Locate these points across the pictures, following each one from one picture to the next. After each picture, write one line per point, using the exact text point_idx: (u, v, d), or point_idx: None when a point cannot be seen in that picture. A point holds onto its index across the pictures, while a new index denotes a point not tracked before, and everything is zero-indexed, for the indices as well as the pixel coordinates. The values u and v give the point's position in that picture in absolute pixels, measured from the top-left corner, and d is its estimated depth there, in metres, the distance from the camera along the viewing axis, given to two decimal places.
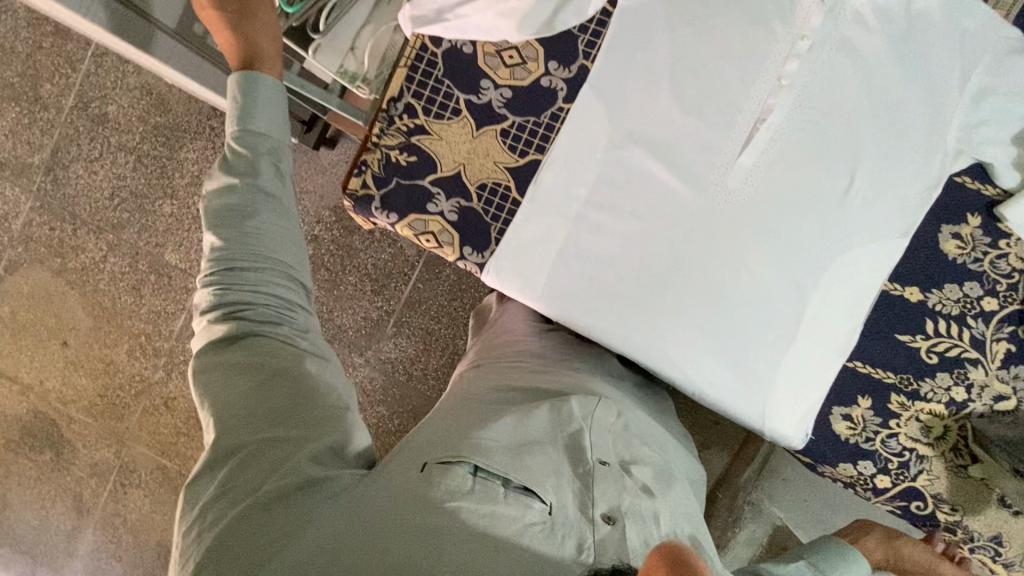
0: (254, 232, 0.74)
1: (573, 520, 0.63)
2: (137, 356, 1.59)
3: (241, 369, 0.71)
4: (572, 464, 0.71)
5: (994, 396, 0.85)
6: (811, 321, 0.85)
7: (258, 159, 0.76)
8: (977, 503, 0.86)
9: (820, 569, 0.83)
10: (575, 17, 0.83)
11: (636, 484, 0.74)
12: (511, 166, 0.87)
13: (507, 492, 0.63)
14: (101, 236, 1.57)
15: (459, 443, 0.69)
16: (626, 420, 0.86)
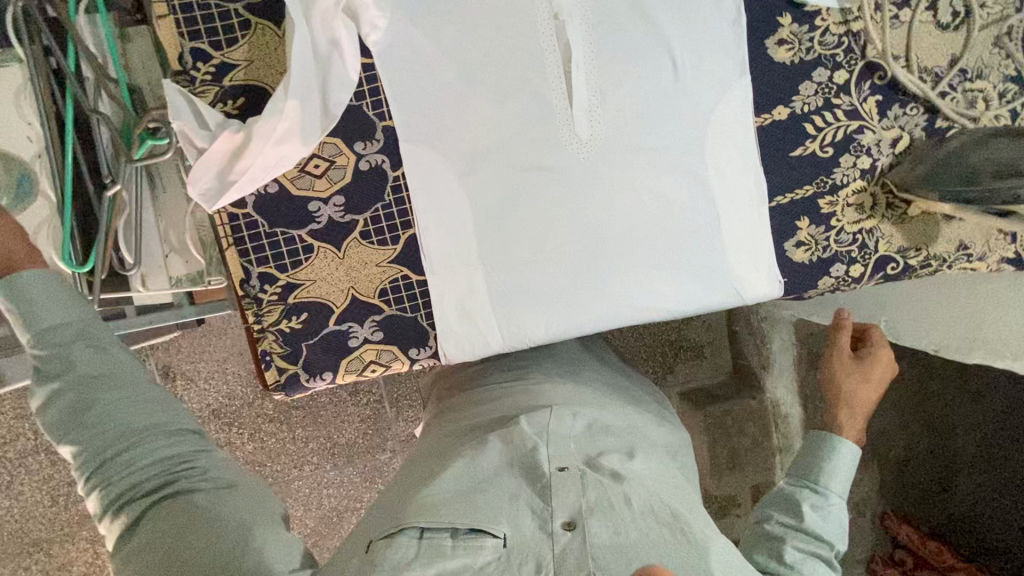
0: (113, 423, 0.64)
1: (530, 540, 0.68)
2: None
3: (155, 546, 0.63)
4: (530, 484, 0.73)
5: (890, 143, 0.90)
6: (722, 194, 0.87)
7: (71, 351, 0.64)
8: (930, 233, 0.94)
9: (798, 477, 0.85)
10: (345, 91, 0.76)
11: (606, 476, 0.73)
12: (393, 257, 0.82)
13: (457, 542, 0.67)
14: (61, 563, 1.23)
15: (405, 510, 0.72)
16: (590, 417, 0.85)
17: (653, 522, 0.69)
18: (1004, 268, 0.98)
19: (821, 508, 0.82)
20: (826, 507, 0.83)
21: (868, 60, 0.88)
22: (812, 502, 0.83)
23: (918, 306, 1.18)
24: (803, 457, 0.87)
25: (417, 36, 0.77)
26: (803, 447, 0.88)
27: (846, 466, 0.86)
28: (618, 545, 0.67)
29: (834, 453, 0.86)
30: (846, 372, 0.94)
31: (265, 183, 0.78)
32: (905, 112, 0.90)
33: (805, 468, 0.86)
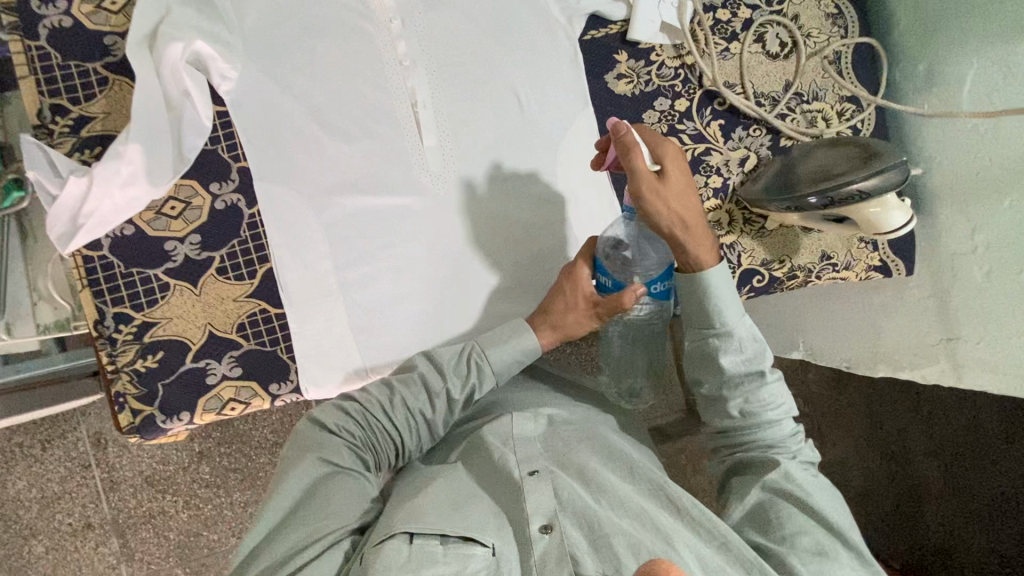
0: (360, 438, 0.76)
1: (519, 551, 0.69)
2: None
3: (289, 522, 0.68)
4: (506, 494, 0.74)
5: (738, 163, 0.96)
6: (578, 218, 0.92)
7: (425, 384, 0.79)
8: (790, 245, 0.98)
9: (696, 333, 0.80)
10: (199, 136, 0.80)
11: (571, 475, 0.76)
12: (250, 292, 0.83)
13: (447, 548, 0.67)
14: None
15: (389, 519, 0.69)
16: (549, 416, 0.87)
17: (629, 520, 0.72)
18: (872, 276, 1.01)
19: (761, 394, 0.77)
20: (763, 376, 0.78)
21: (705, 89, 0.95)
22: (728, 354, 0.78)
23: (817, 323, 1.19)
24: (681, 300, 0.80)
25: (270, 86, 0.83)
26: (692, 354, 0.81)
27: (723, 270, 0.78)
28: (597, 542, 0.70)
29: (705, 284, 0.77)
30: (657, 192, 0.73)
31: (122, 226, 0.81)
32: (749, 133, 0.96)
33: (693, 347, 0.81)
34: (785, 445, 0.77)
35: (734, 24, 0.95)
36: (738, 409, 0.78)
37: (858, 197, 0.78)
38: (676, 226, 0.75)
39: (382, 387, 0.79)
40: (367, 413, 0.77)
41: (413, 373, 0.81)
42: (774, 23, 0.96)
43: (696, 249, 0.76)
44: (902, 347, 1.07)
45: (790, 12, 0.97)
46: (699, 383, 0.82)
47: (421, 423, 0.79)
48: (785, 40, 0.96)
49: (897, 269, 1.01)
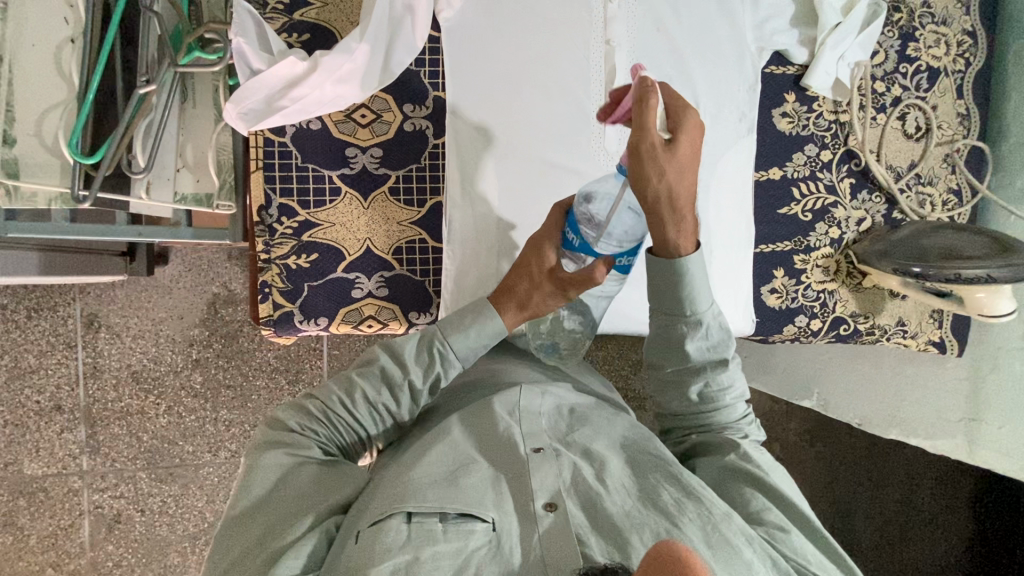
0: (327, 429, 0.75)
1: (520, 531, 0.66)
2: (115, 524, 1.79)
3: (258, 507, 0.68)
4: (507, 466, 0.73)
5: (856, 222, 1.05)
6: (716, 231, 0.97)
7: (383, 381, 0.76)
8: (876, 304, 1.08)
9: (667, 317, 0.78)
10: (407, 54, 0.80)
11: (578, 455, 0.75)
12: (415, 219, 0.84)
13: (446, 526, 0.64)
14: (44, 437, 1.76)
15: (392, 491, 0.67)
16: (557, 395, 0.85)
17: (632, 503, 0.69)
18: (928, 350, 1.14)
19: (718, 378, 0.79)
20: (725, 360, 0.79)
21: (849, 147, 1.03)
22: (695, 339, 0.78)
23: (852, 381, 1.31)
24: (653, 284, 0.77)
25: (484, 28, 0.84)
26: (658, 339, 0.80)
27: (699, 257, 0.75)
28: (597, 518, 0.67)
29: (682, 268, 0.74)
30: (663, 167, 0.66)
31: (309, 119, 0.79)
32: (871, 198, 1.05)
33: (659, 332, 0.79)
34: (737, 426, 0.80)
35: (885, 98, 1.05)
36: (698, 394, 0.79)
37: (985, 280, 0.92)
38: (666, 200, 0.68)
39: (341, 381, 0.77)
40: (328, 411, 0.75)
41: (372, 368, 0.77)
42: (917, 107, 1.06)
43: (676, 232, 0.72)
44: (924, 419, 1.24)
45: (932, 100, 1.07)
46: (659, 368, 0.81)
47: (387, 416, 0.78)
48: (922, 125, 1.06)
49: (952, 347, 1.14)
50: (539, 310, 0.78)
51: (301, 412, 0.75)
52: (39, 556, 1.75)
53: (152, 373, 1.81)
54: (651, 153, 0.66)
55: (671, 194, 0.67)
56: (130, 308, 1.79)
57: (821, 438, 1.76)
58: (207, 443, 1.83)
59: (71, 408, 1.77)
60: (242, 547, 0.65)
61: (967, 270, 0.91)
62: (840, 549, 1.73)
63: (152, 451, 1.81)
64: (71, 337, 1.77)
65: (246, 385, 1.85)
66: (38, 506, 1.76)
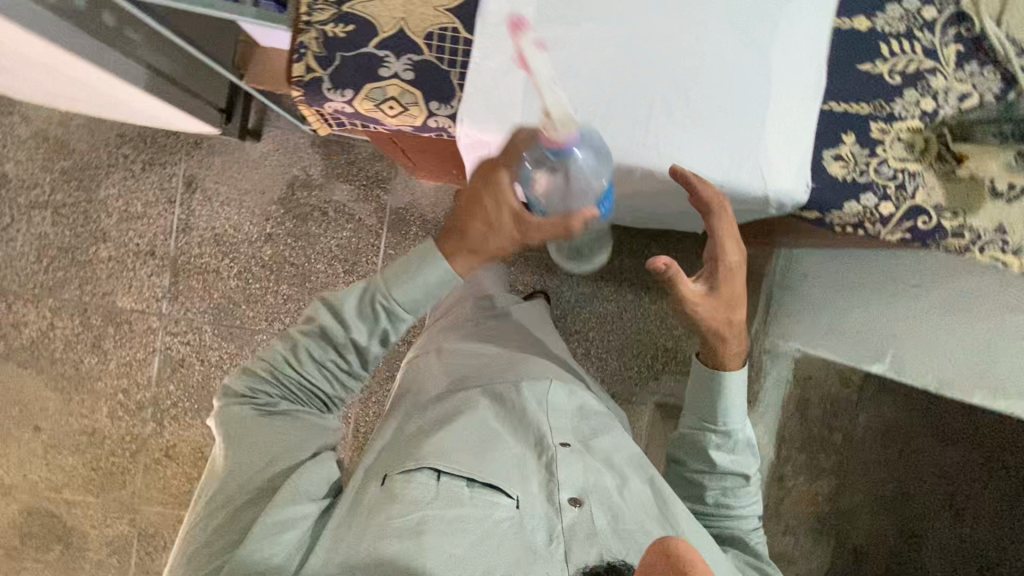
0: (286, 385, 0.90)
1: (540, 515, 0.85)
2: (179, 369, 1.96)
3: (243, 441, 0.85)
4: (538, 454, 0.94)
5: (958, 96, 0.89)
6: (779, 77, 0.87)
7: (320, 348, 0.90)
8: (972, 201, 0.90)
9: (699, 419, 1.00)
10: None
11: (600, 460, 0.97)
12: (451, 7, 0.84)
13: (472, 492, 0.84)
14: (135, 278, 1.98)
15: (422, 450, 0.88)
16: (580, 399, 1.08)
17: (644, 515, 0.90)
18: None
19: (734, 477, 1.00)
20: (746, 476, 0.99)
21: (959, 7, 0.89)
22: (720, 448, 0.99)
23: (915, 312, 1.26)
24: (694, 391, 1.00)
25: None
26: (689, 439, 1.00)
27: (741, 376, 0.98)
28: (620, 531, 0.85)
29: (722, 383, 0.97)
30: (709, 306, 0.90)
31: None
32: (982, 72, 0.89)
33: (691, 435, 1.00)
34: (750, 533, 0.99)
35: None
36: (713, 499, 1.00)
37: None
38: (718, 331, 0.92)
39: (288, 344, 0.91)
40: (276, 372, 0.89)
41: (314, 326, 0.90)
42: None
43: (727, 352, 0.96)
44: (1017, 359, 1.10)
45: None
46: (683, 464, 1.02)
47: (338, 370, 0.91)
48: None
49: None
50: (492, 248, 0.88)
51: (249, 373, 0.90)
52: (112, 382, 1.95)
53: (232, 241, 1.99)
54: (704, 304, 0.90)
55: (723, 329, 0.92)
56: (223, 175, 1.99)
57: (897, 442, 1.70)
58: (264, 312, 1.97)
59: (161, 256, 1.99)
60: (240, 482, 0.82)
61: None
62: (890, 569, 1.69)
63: (219, 310, 1.98)
64: (171, 193, 1.99)
65: (309, 267, 1.98)
66: (122, 336, 1.97)
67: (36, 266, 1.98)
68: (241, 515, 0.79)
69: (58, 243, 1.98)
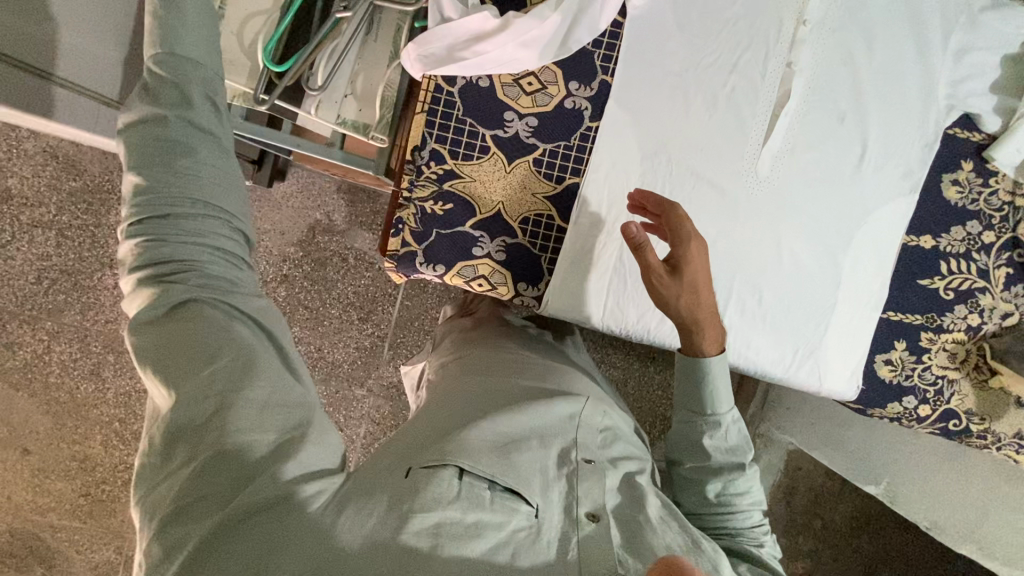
0: (150, 248, 0.57)
1: (559, 528, 0.59)
2: (115, 445, 1.31)
3: (169, 366, 0.54)
4: (558, 461, 0.67)
5: (1001, 315, 0.96)
6: (847, 285, 0.92)
7: (169, 188, 0.57)
8: (999, 409, 0.98)
9: (688, 413, 0.78)
10: (588, 35, 0.81)
11: (621, 478, 0.71)
12: (550, 194, 0.85)
13: (494, 496, 0.58)
14: (37, 325, 1.26)
15: (441, 447, 0.62)
16: (615, 422, 0.81)
17: (672, 536, 0.64)
18: None
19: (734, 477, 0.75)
20: (743, 465, 0.76)
21: (1017, 235, 0.94)
22: (711, 440, 0.76)
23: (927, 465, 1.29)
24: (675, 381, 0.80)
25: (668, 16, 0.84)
26: (677, 434, 0.78)
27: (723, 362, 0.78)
28: (643, 548, 0.61)
29: (703, 370, 0.77)
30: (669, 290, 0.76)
31: (480, 75, 0.82)
32: None
33: (679, 428, 0.78)
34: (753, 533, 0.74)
35: None
36: (714, 495, 0.75)
37: None
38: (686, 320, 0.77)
39: (137, 226, 0.57)
40: (148, 268, 0.57)
41: (146, 180, 0.57)
42: None
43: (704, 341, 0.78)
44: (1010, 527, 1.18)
45: None
46: (677, 464, 0.79)
47: (214, 225, 0.59)
48: None
49: None
50: None
51: (139, 260, 0.57)
52: (111, 410, 1.29)
53: None
54: (658, 280, 0.76)
55: (690, 316, 0.77)
56: None
57: None
58: None
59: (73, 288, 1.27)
60: (199, 453, 0.52)
61: None
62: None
63: None
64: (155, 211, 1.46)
65: (323, 309, 1.45)
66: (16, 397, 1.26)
67: (34, 282, 1.25)
68: (179, 529, 0.50)
69: (61, 264, 1.26)
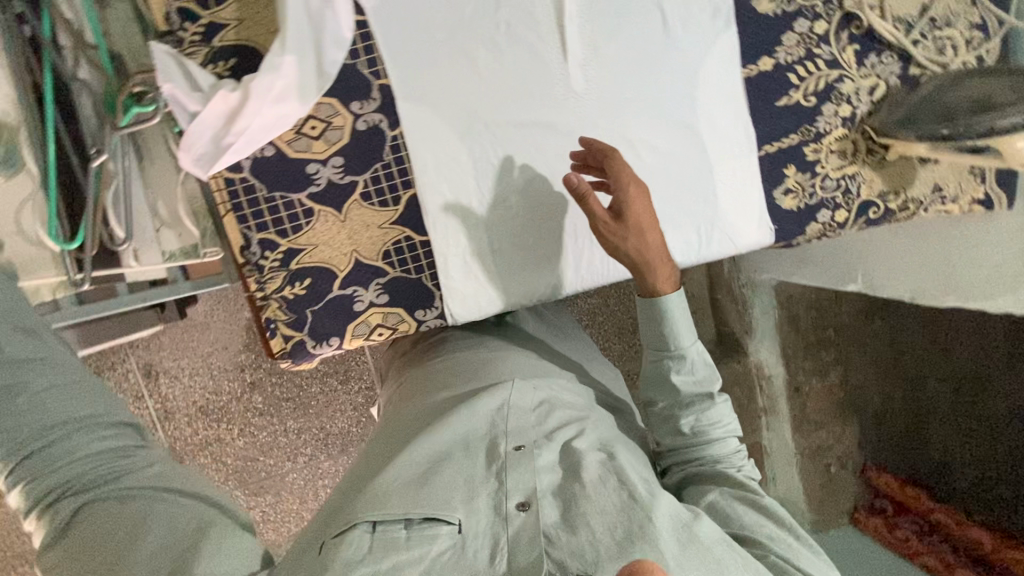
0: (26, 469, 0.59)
1: (486, 528, 0.66)
2: None
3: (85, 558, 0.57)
4: (484, 463, 0.72)
5: (868, 91, 0.95)
6: (714, 144, 0.90)
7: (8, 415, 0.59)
8: (906, 176, 0.99)
9: (655, 353, 0.81)
10: (340, 49, 0.76)
11: (555, 451, 0.74)
12: (395, 218, 0.81)
13: (410, 532, 0.64)
14: None
15: (358, 500, 0.68)
16: (550, 392, 0.84)
17: (608, 494, 0.69)
18: (973, 209, 1.03)
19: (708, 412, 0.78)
20: (712, 395, 0.79)
21: (845, 10, 0.92)
22: (679, 374, 0.79)
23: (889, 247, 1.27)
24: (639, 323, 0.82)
25: None
26: (649, 374, 0.81)
27: (678, 298, 0.80)
28: (570, 518, 0.67)
29: (662, 306, 0.79)
30: (618, 237, 0.78)
31: (261, 146, 0.76)
32: (881, 60, 0.94)
33: (650, 368, 0.81)
34: (729, 460, 0.78)
35: None
36: (691, 429, 0.78)
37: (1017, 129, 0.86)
38: (636, 257, 0.79)
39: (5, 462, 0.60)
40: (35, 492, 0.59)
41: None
42: None
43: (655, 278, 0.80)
44: (974, 266, 1.19)
45: None
46: (651, 405, 0.81)
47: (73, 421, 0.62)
48: None
49: (1001, 204, 1.04)
50: None
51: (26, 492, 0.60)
52: None
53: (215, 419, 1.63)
54: (604, 227, 0.78)
55: (635, 257, 0.79)
56: None
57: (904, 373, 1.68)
58: (283, 455, 1.37)
59: None
60: None
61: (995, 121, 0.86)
62: (914, 416, 1.59)
63: None
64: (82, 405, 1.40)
65: (305, 393, 1.39)
66: None
67: None
68: None
69: None
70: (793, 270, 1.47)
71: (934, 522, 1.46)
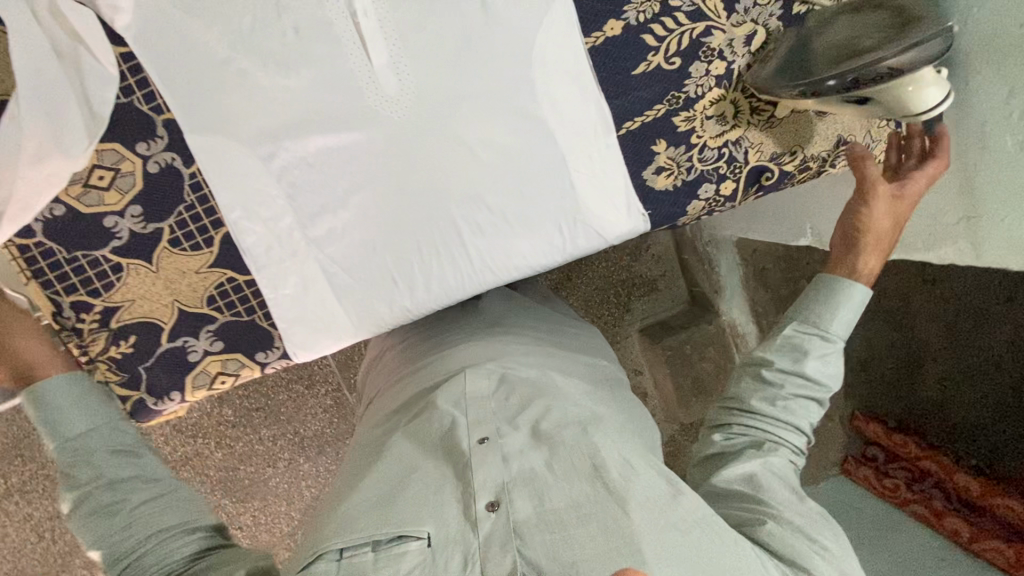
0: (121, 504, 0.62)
1: (455, 535, 0.61)
2: None
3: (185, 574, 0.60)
4: (449, 467, 0.68)
5: (744, 41, 0.82)
6: (563, 130, 0.80)
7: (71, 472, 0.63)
8: (802, 131, 0.86)
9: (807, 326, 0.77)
10: (106, 86, 0.69)
11: (524, 438, 0.69)
12: (213, 261, 0.76)
13: (378, 553, 0.60)
14: None
15: (322, 532, 0.64)
16: (508, 373, 0.79)
17: (578, 485, 0.65)
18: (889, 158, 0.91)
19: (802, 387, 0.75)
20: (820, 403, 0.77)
21: None
22: (816, 358, 0.75)
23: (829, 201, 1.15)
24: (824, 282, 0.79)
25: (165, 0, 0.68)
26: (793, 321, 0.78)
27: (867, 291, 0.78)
28: (543, 516, 0.62)
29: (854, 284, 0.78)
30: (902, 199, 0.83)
31: (49, 206, 0.71)
32: (756, 2, 0.80)
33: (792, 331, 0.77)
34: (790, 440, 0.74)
35: None
36: (777, 404, 0.74)
37: (889, 75, 0.72)
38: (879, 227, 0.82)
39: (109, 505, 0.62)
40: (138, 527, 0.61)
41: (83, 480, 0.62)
42: None
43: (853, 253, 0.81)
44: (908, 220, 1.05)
45: None
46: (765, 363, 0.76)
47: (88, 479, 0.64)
48: None
49: None
50: None
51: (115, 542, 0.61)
52: None
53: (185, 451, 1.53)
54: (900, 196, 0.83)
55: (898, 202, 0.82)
56: None
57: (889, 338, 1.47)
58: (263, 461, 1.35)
59: None
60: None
61: (864, 71, 0.71)
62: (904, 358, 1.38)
63: None
64: None
65: (273, 401, 1.35)
66: None
67: None
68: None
69: None
70: (750, 228, 1.41)
71: (921, 467, 1.34)
